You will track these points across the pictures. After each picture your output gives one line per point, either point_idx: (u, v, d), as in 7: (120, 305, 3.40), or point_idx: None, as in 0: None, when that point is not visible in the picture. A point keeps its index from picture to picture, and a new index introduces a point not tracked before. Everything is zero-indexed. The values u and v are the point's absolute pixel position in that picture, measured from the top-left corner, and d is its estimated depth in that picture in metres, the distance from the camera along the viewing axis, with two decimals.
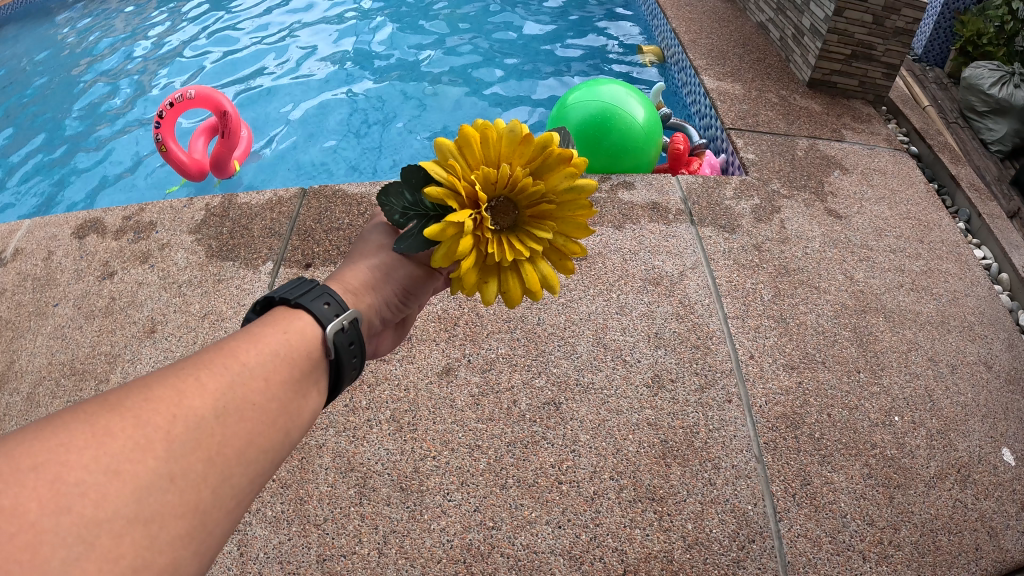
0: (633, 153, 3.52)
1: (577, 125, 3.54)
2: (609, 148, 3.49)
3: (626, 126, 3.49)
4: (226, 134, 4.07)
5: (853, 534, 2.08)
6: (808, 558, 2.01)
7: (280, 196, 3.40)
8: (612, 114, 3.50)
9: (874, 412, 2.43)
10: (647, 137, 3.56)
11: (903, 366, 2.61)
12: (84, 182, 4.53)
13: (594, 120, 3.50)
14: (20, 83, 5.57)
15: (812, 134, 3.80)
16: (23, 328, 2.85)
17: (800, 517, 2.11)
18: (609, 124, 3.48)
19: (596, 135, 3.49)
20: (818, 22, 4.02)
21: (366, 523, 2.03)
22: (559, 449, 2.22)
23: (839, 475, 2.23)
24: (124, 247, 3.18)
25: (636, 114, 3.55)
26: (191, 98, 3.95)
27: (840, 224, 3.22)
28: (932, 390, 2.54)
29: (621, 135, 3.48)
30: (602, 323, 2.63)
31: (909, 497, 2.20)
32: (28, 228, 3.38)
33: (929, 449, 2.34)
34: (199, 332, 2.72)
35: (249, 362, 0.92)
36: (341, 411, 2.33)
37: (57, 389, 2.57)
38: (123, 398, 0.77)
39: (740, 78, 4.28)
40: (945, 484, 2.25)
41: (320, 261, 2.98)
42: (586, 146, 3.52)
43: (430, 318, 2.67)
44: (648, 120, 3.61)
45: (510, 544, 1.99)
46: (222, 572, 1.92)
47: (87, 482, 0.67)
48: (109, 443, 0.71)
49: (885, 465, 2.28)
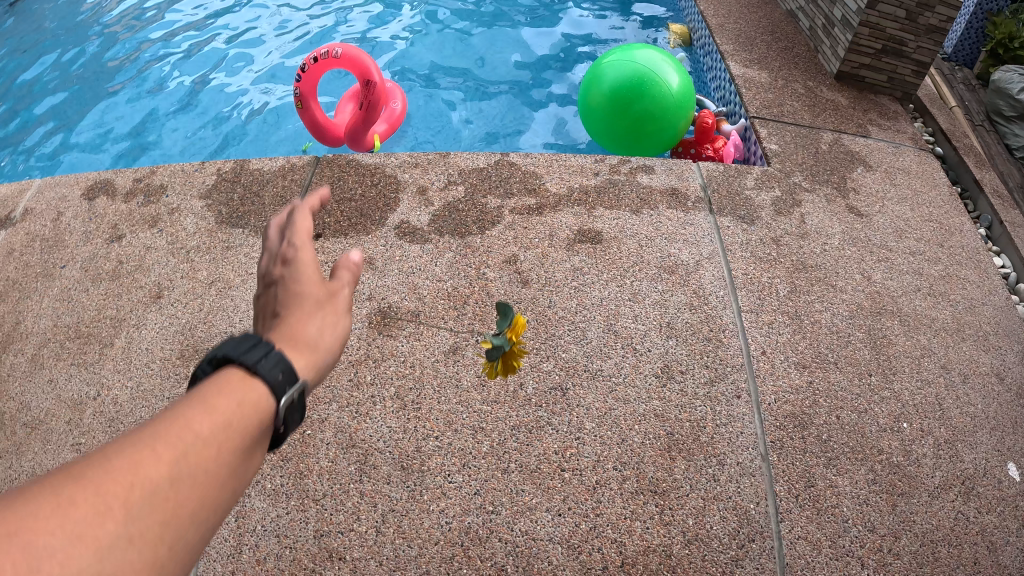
0: (666, 118, 3.33)
1: (610, 89, 3.34)
2: (640, 114, 3.31)
3: (660, 94, 3.27)
4: (366, 107, 3.82)
5: (853, 540, 2.05)
6: (807, 561, 1.98)
7: (292, 162, 3.32)
8: (646, 81, 3.27)
9: (883, 417, 2.39)
10: (681, 104, 3.34)
11: (915, 371, 2.56)
12: (109, 143, 4.51)
13: (628, 84, 3.30)
14: (59, 27, 5.61)
15: (837, 129, 3.65)
16: (30, 289, 2.96)
17: (802, 519, 2.08)
18: (641, 89, 3.27)
19: (628, 99, 3.29)
20: (850, 13, 3.89)
21: (365, 500, 2.06)
22: (564, 435, 2.19)
23: (843, 480, 2.19)
24: (133, 210, 3.19)
25: (672, 80, 3.30)
26: (337, 57, 3.71)
27: (861, 222, 3.14)
28: (942, 398, 2.49)
29: (653, 102, 3.28)
30: (614, 309, 2.57)
31: (911, 506, 2.16)
32: (38, 188, 3.54)
33: (935, 459, 2.29)
34: (205, 299, 2.74)
35: (232, 407, 0.82)
36: (344, 386, 2.31)
37: (61, 350, 2.69)
38: (85, 465, 0.69)
39: (767, 65, 4.09)
40: (948, 495, 2.20)
41: (330, 232, 2.85)
42: (617, 110, 3.34)
43: (440, 295, 2.60)
44: (685, 84, 3.36)
45: (508, 530, 2.00)
46: (220, 546, 2.01)
47: (47, 556, 0.60)
48: (71, 514, 0.64)
49: (890, 471, 2.24)
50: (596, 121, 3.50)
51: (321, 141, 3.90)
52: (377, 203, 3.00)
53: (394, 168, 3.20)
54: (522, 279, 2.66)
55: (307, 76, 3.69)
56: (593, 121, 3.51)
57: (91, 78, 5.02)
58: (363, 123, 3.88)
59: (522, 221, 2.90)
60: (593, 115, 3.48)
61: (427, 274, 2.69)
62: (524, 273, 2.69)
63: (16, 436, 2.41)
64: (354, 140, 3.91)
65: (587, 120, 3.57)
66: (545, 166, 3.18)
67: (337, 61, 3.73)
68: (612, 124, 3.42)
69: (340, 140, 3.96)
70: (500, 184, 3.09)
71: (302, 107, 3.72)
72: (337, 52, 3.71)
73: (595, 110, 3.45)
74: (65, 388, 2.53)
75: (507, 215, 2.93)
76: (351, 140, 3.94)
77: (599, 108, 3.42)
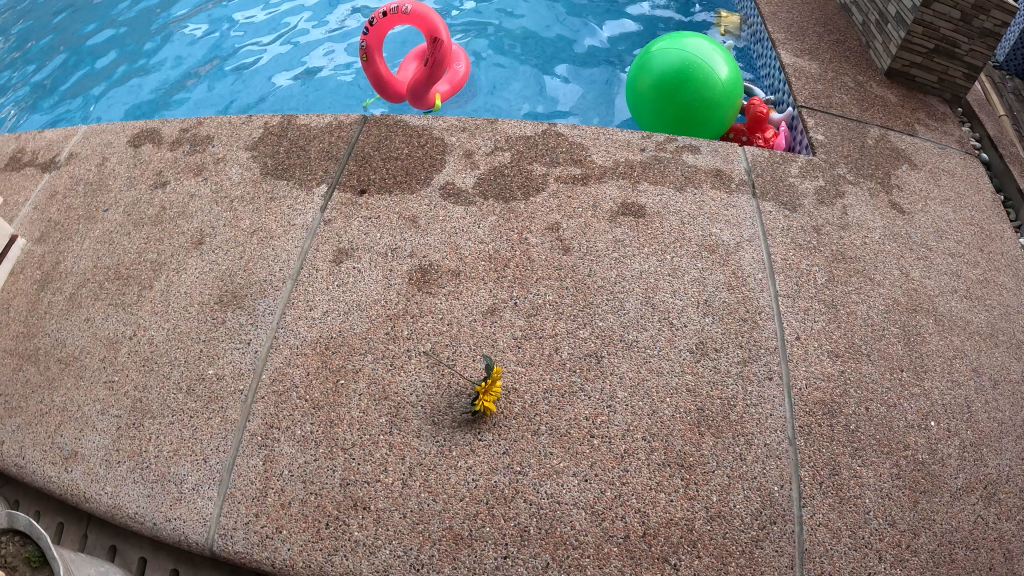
0: (712, 109, 3.27)
1: (656, 76, 3.28)
2: (688, 103, 3.25)
3: (707, 84, 3.22)
4: (430, 65, 3.78)
5: (872, 532, 2.04)
6: (825, 548, 1.99)
7: (340, 120, 3.32)
8: (695, 69, 3.22)
9: (911, 414, 2.36)
10: (728, 95, 3.28)
11: (946, 371, 2.51)
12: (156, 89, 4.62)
13: (675, 72, 3.24)
14: None
15: (885, 124, 3.56)
16: (72, 231, 3.08)
17: (824, 506, 2.08)
18: (688, 78, 3.22)
19: (674, 87, 3.24)
20: (904, 11, 3.73)
21: (394, 453, 2.14)
22: (596, 402, 2.23)
23: (868, 471, 2.18)
24: (178, 158, 3.25)
25: (721, 70, 3.24)
26: (407, 13, 3.63)
27: (902, 219, 3.07)
28: (972, 401, 2.43)
29: (699, 91, 3.22)
30: (653, 282, 2.58)
31: (932, 505, 2.13)
32: (84, 134, 3.63)
33: (960, 461, 2.26)
34: (247, 246, 2.77)
35: None
36: (381, 338, 2.42)
37: (100, 291, 2.79)
38: None
39: (818, 56, 4.00)
40: (969, 498, 2.17)
41: (374, 189, 2.95)
42: (662, 97, 3.29)
43: (481, 256, 2.66)
44: (733, 76, 3.30)
45: (534, 491, 2.05)
46: (248, 484, 2.13)
47: None
48: None
49: (913, 468, 2.21)
50: (640, 107, 3.45)
51: (384, 95, 3.97)
52: (424, 163, 3.06)
53: (441, 131, 3.21)
54: (564, 246, 2.69)
55: (375, 31, 3.68)
56: (639, 107, 3.45)
57: (145, 25, 5.15)
58: (425, 81, 3.86)
59: (566, 190, 2.91)
60: (638, 101, 3.43)
61: (471, 235, 2.74)
62: (566, 240, 2.71)
63: (54, 371, 2.56)
64: (417, 98, 3.95)
65: (631, 105, 3.51)
66: (592, 139, 3.15)
67: (407, 17, 3.65)
68: (656, 112, 3.36)
69: (403, 96, 4.00)
70: (547, 153, 3.09)
71: (366, 60, 3.76)
72: (409, 8, 3.63)
73: (640, 95, 3.40)
74: (101, 326, 2.66)
75: (552, 183, 2.94)
76: (412, 96, 3.97)
77: (645, 94, 3.36)
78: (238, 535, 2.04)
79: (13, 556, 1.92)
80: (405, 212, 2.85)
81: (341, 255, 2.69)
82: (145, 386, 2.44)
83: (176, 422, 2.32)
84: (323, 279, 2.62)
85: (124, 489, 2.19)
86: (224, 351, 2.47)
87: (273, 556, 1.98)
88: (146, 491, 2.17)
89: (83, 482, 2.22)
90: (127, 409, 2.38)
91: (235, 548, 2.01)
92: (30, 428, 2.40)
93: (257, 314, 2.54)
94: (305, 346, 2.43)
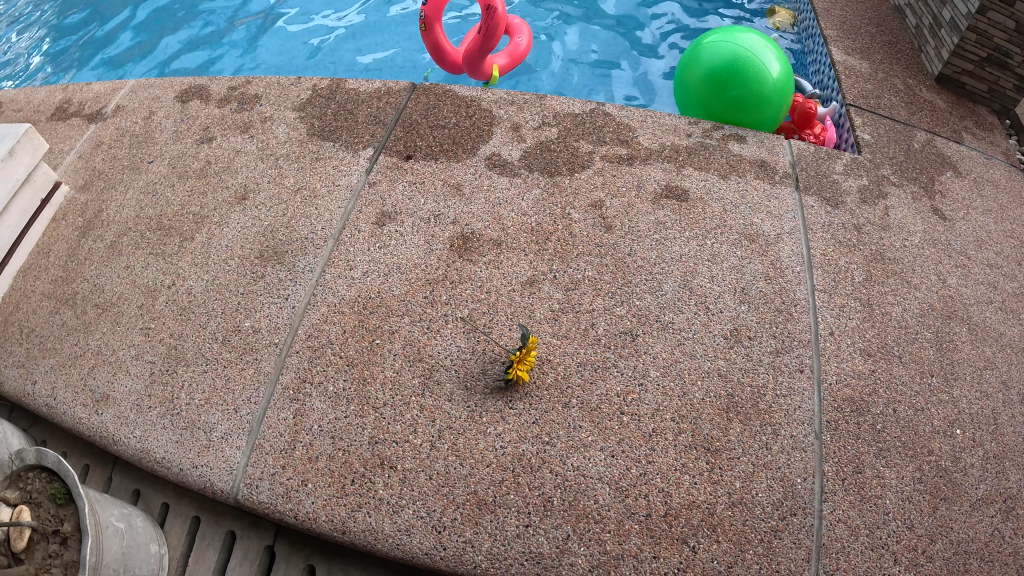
0: (761, 107, 3.24)
1: (707, 70, 3.25)
2: (737, 99, 3.23)
3: (758, 81, 3.18)
4: (486, 33, 3.80)
5: (890, 534, 2.01)
6: (842, 545, 1.97)
7: (389, 86, 3.34)
8: (746, 66, 3.17)
9: (937, 419, 2.29)
10: (779, 94, 3.24)
11: (975, 381, 2.42)
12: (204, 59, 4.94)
13: (726, 68, 3.20)
14: None
15: (932, 129, 3.48)
16: (116, 181, 3.14)
17: (844, 503, 2.06)
18: (739, 74, 3.18)
19: (724, 83, 3.21)
20: (958, 17, 3.57)
21: (425, 415, 2.18)
22: (627, 380, 2.26)
23: (890, 472, 2.14)
24: (226, 115, 3.30)
25: (773, 68, 3.20)
26: None
27: (943, 225, 2.96)
28: (998, 413, 2.34)
29: (749, 89, 3.20)
30: (691, 266, 2.59)
31: (951, 513, 2.08)
32: (131, 88, 3.67)
33: (982, 471, 2.19)
34: (290, 205, 2.83)
35: None
36: (420, 302, 2.46)
37: (141, 241, 2.84)
38: None
39: (869, 56, 3.95)
40: (988, 510, 2.10)
41: (421, 155, 2.98)
42: (711, 92, 3.26)
43: (523, 228, 2.69)
44: (785, 73, 3.25)
45: (561, 463, 2.08)
46: (278, 436, 2.17)
47: None
48: None
49: (936, 474, 2.16)
50: (688, 101, 3.43)
51: (441, 64, 3.97)
52: (470, 133, 3.07)
53: (490, 103, 3.22)
54: (605, 224, 2.71)
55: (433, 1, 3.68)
56: (687, 99, 3.43)
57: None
58: (479, 51, 3.88)
59: (611, 169, 2.92)
60: (686, 94, 3.41)
61: (514, 207, 2.77)
62: (608, 219, 2.73)
63: (91, 315, 2.62)
64: (473, 66, 3.96)
65: (680, 98, 3.49)
66: (639, 121, 3.14)
67: None
68: (704, 106, 3.34)
69: (458, 66, 4.00)
70: (594, 131, 3.08)
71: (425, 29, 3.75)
72: None
73: (689, 89, 3.38)
74: (140, 274, 2.71)
75: (597, 161, 2.95)
76: (468, 66, 3.98)
77: (694, 88, 3.34)
78: (263, 486, 2.08)
79: (40, 492, 1.95)
80: (450, 178, 2.88)
81: (384, 218, 2.74)
82: (181, 334, 2.49)
83: (209, 371, 2.37)
84: (365, 240, 2.66)
85: (153, 433, 2.24)
86: (262, 304, 2.51)
87: (297, 508, 2.03)
88: (176, 436, 2.22)
89: (113, 424, 2.29)
90: (161, 356, 2.44)
91: (259, 498, 2.06)
92: (63, 369, 2.47)
93: (297, 270, 2.59)
94: (343, 305, 2.47)
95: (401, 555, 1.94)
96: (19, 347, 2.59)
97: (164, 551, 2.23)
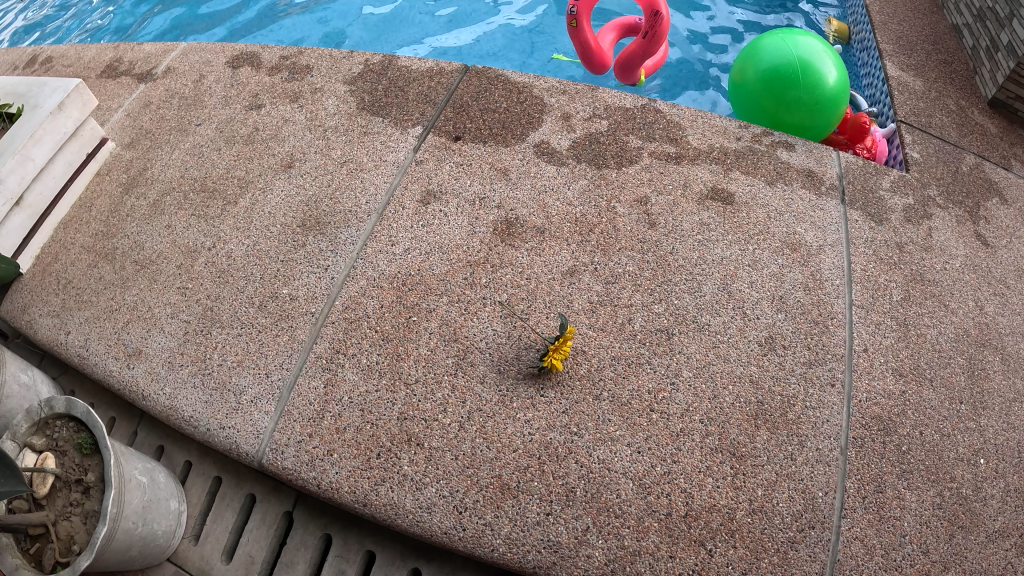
0: (815, 112, 3.21)
1: (763, 71, 3.24)
2: (791, 103, 3.20)
3: (815, 85, 3.16)
4: (649, 38, 3.75)
5: (905, 557, 1.99)
6: (857, 563, 1.97)
7: (441, 66, 3.35)
8: (803, 70, 3.16)
9: (963, 447, 2.24)
10: (834, 100, 3.22)
11: (1003, 412, 2.34)
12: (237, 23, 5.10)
13: (783, 70, 3.19)
14: None
15: (982, 153, 3.39)
16: (162, 141, 3.18)
17: (863, 521, 2.04)
18: (797, 77, 3.17)
19: (781, 84, 3.18)
20: (1017, 42, 3.44)
21: (455, 395, 2.20)
22: (660, 377, 2.26)
23: (911, 495, 2.11)
24: (276, 84, 3.34)
25: (831, 74, 3.17)
26: None
27: (985, 251, 2.87)
28: None
29: (805, 93, 3.17)
30: (732, 269, 2.58)
31: (968, 542, 2.05)
32: (183, 50, 3.71)
33: (1001, 504, 2.14)
34: (335, 177, 2.86)
35: None
36: (459, 283, 2.48)
37: (184, 201, 2.88)
38: None
39: (923, 73, 3.89)
40: (1004, 543, 2.06)
41: (469, 136, 2.99)
42: (767, 93, 3.24)
43: (567, 218, 2.70)
44: (842, 80, 3.23)
45: (587, 455, 2.09)
46: (306, 404, 2.20)
47: None
48: None
49: (956, 501, 2.12)
50: (743, 98, 3.40)
51: (588, 63, 3.96)
52: (520, 120, 3.07)
53: (541, 90, 3.21)
54: (649, 220, 2.71)
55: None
56: (741, 100, 3.42)
57: None
58: (640, 56, 3.86)
59: (659, 166, 2.91)
60: (741, 93, 3.39)
61: (559, 196, 2.77)
62: (652, 216, 2.73)
63: (129, 271, 2.67)
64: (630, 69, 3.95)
65: (734, 98, 3.47)
66: (690, 120, 3.13)
67: None
68: (758, 107, 3.32)
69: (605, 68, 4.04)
70: (644, 127, 3.08)
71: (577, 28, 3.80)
72: None
73: (745, 86, 3.35)
74: (181, 235, 2.75)
75: (645, 157, 2.94)
76: (622, 69, 3.98)
77: (750, 89, 3.32)
78: (288, 452, 2.11)
79: (65, 441, 1.97)
80: (497, 162, 2.89)
81: (428, 196, 2.76)
82: (218, 296, 2.52)
83: (243, 334, 2.40)
84: (409, 217, 2.69)
85: (183, 393, 2.28)
86: (300, 273, 2.54)
87: (319, 477, 2.06)
88: (205, 396, 2.26)
89: (143, 380, 2.34)
90: (196, 316, 2.47)
91: (284, 463, 2.09)
92: (97, 322, 2.52)
93: (337, 242, 2.62)
94: (382, 280, 2.50)
95: (420, 532, 1.97)
96: (56, 297, 2.64)
97: (183, 509, 2.27)
